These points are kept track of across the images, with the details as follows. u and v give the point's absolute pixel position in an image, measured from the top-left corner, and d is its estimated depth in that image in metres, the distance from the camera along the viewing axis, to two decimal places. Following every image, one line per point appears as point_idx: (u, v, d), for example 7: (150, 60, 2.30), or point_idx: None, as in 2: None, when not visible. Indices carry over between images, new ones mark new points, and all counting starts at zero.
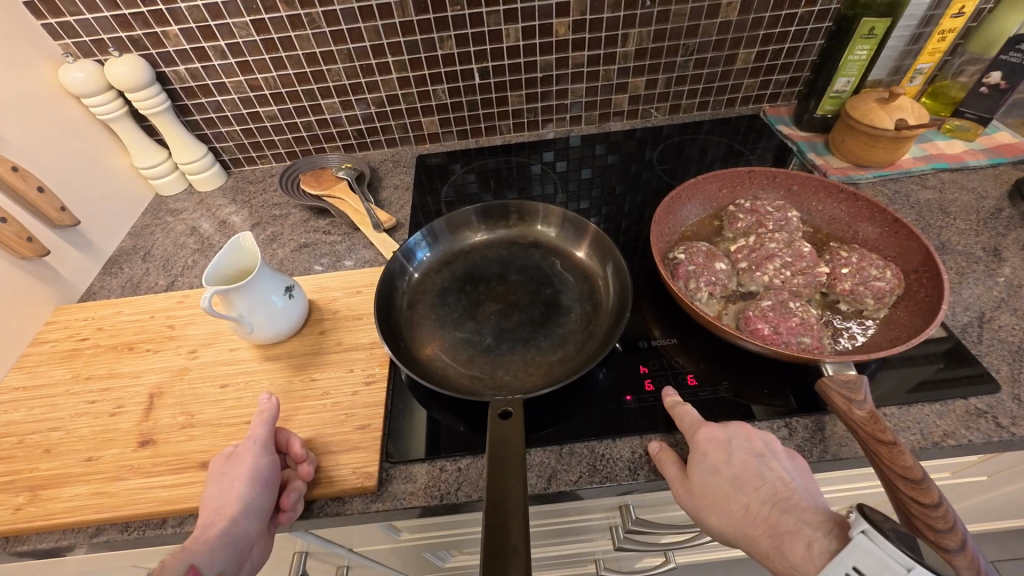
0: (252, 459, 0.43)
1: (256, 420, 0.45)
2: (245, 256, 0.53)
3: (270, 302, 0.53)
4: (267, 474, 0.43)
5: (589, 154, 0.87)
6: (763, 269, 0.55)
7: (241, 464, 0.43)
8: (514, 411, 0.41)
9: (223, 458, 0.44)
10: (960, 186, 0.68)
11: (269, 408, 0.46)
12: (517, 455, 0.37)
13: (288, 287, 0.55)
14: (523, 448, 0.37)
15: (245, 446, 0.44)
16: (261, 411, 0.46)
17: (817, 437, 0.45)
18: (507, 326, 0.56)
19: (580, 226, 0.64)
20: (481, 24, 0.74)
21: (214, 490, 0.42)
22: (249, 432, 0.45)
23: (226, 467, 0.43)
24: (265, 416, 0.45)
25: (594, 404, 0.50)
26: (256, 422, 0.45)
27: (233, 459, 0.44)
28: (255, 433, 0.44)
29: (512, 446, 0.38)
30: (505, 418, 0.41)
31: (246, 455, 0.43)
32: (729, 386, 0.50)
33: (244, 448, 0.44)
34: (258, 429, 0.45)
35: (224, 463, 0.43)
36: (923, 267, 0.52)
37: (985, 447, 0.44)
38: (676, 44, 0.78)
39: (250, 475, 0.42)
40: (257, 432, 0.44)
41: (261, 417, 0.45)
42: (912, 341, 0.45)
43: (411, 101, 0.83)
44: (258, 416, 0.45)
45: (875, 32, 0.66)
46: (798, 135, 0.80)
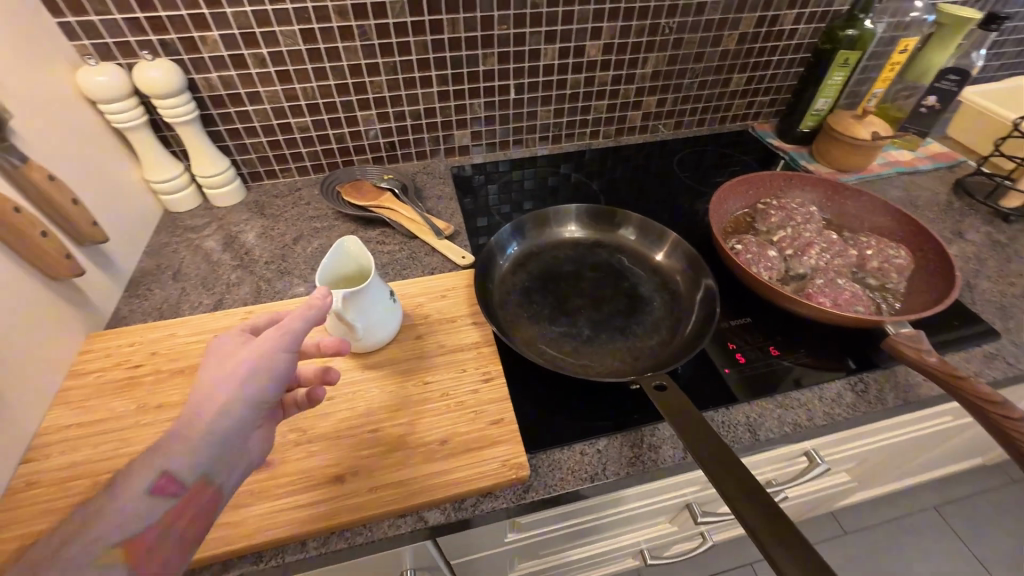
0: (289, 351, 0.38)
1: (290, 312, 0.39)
2: (352, 263, 0.52)
3: (380, 306, 0.52)
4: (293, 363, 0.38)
5: (607, 166, 0.94)
6: (808, 254, 0.64)
7: (273, 353, 0.37)
8: (669, 384, 0.45)
9: (283, 339, 0.38)
10: (918, 185, 0.84)
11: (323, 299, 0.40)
12: (696, 420, 0.42)
13: (391, 292, 0.54)
14: (697, 413, 0.42)
15: (283, 338, 0.38)
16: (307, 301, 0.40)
17: (887, 387, 0.54)
18: (600, 318, 0.60)
19: (640, 224, 0.69)
20: (523, 44, 0.78)
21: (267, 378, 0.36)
22: (283, 321, 0.38)
23: (270, 355, 0.37)
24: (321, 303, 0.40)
25: (700, 379, 0.54)
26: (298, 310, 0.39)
27: (257, 348, 0.37)
28: (296, 327, 0.38)
29: (688, 413, 0.42)
30: (662, 391, 0.45)
31: (278, 348, 0.37)
32: (805, 353, 0.57)
33: (276, 338, 0.37)
34: (298, 323, 0.38)
35: (270, 346, 0.37)
36: (928, 246, 0.64)
37: (1003, 382, 0.56)
38: (686, 67, 0.88)
39: (244, 364, 0.36)
40: (298, 326, 0.38)
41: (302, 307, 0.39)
42: (946, 302, 0.55)
43: (447, 114, 0.84)
44: (302, 305, 0.39)
45: (848, 62, 0.81)
46: (785, 147, 0.94)
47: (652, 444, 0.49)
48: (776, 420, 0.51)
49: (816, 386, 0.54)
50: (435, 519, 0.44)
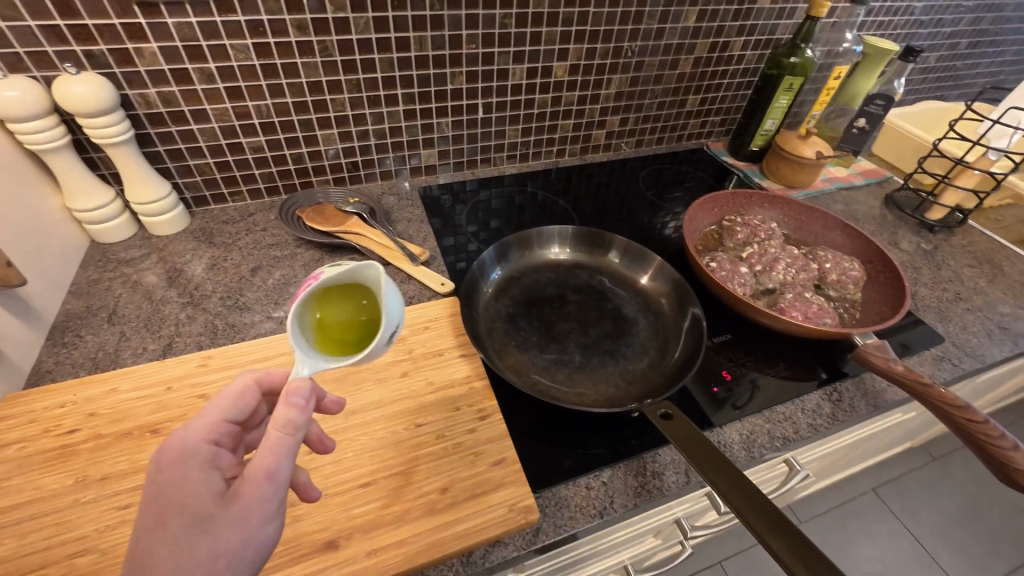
0: (280, 493, 0.32)
1: (260, 454, 0.32)
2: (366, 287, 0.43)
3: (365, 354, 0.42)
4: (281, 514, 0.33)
5: (577, 184, 0.95)
6: (775, 269, 0.68)
7: (264, 507, 0.32)
8: (673, 411, 0.45)
9: (269, 491, 0.32)
10: (856, 199, 0.92)
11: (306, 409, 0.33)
12: (705, 447, 0.41)
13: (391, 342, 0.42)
14: (706, 438, 0.42)
15: (270, 491, 0.32)
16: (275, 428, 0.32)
17: (860, 394, 0.57)
18: (589, 342, 0.59)
19: (616, 244, 0.70)
20: (492, 63, 0.77)
21: (268, 529, 0.32)
22: (261, 469, 0.32)
23: (259, 512, 0.32)
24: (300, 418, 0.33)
25: (692, 399, 0.55)
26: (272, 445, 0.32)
27: (238, 509, 0.31)
28: (277, 472, 0.32)
29: (696, 438, 0.42)
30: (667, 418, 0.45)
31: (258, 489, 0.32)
32: (783, 366, 0.60)
33: (258, 493, 0.32)
34: (279, 468, 0.32)
35: (255, 505, 0.31)
36: (877, 258, 0.69)
37: (951, 382, 0.61)
38: (646, 89, 0.91)
39: (231, 532, 0.31)
40: (281, 469, 0.32)
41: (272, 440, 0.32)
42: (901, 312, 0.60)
43: (413, 134, 0.81)
44: (275, 441, 0.32)
45: (792, 86, 0.87)
46: (739, 164, 0.99)
47: (655, 471, 0.48)
48: (767, 436, 0.52)
49: (797, 398, 0.56)
50: None
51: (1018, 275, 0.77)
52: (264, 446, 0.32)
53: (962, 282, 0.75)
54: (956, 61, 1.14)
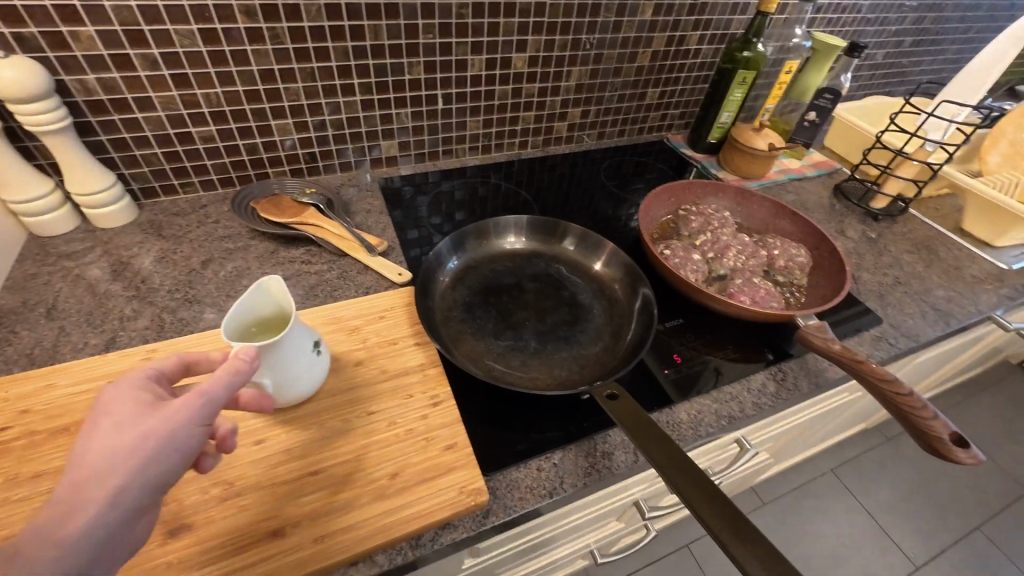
0: (202, 422, 0.32)
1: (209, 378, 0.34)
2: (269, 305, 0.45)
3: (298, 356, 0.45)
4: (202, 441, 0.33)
5: (541, 175, 0.96)
6: (726, 256, 0.70)
7: (181, 426, 0.31)
8: (620, 392, 0.46)
9: (203, 411, 0.33)
10: (806, 190, 0.95)
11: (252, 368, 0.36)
12: (644, 422, 0.42)
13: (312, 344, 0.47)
14: (648, 417, 0.43)
15: (196, 414, 0.32)
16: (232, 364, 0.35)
17: (802, 373, 0.60)
18: (544, 329, 0.60)
19: (570, 232, 0.71)
20: (450, 53, 0.77)
21: (181, 448, 0.32)
22: (198, 388, 0.33)
23: (176, 429, 0.31)
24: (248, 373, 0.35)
25: (643, 382, 0.56)
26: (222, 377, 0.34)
27: (169, 414, 0.31)
28: (218, 398, 0.33)
29: (639, 416, 0.43)
30: (613, 399, 0.45)
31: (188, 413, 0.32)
32: (732, 348, 0.62)
33: (182, 411, 0.32)
34: (220, 395, 0.33)
35: (183, 417, 0.32)
36: (822, 245, 0.72)
37: (887, 360, 0.65)
38: (605, 82, 0.92)
39: (149, 433, 0.30)
40: (216, 395, 0.33)
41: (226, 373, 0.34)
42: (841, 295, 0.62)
43: (372, 124, 0.80)
44: (225, 370, 0.34)
45: (746, 79, 0.90)
46: (698, 156, 1.02)
47: (605, 451, 0.50)
48: (713, 415, 0.54)
49: (744, 379, 0.58)
50: (390, 561, 0.41)
51: (952, 260, 0.82)
52: (219, 374, 0.34)
53: (901, 268, 0.79)
54: (901, 58, 1.19)
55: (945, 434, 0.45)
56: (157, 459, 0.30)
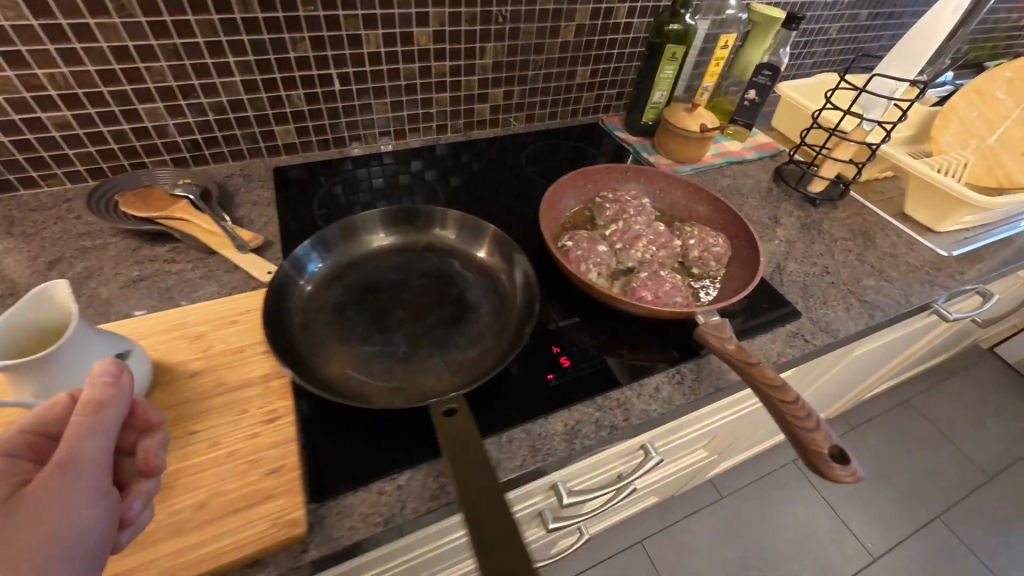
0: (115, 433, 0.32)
1: (71, 435, 0.30)
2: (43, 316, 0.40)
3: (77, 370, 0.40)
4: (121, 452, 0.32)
5: (462, 162, 0.89)
6: (635, 247, 0.64)
7: (98, 444, 0.31)
8: (460, 407, 0.41)
9: (89, 472, 0.30)
10: (745, 173, 0.89)
11: (120, 386, 0.33)
12: (473, 446, 0.38)
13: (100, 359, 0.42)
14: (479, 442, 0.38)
15: (103, 432, 0.31)
16: (86, 407, 0.31)
17: (702, 376, 0.55)
18: (420, 331, 0.55)
19: (464, 224, 0.65)
20: (339, 28, 0.69)
21: (90, 522, 0.29)
22: (93, 407, 0.31)
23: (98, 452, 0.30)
24: (120, 394, 0.33)
25: (521, 389, 0.51)
26: (87, 420, 0.31)
27: (40, 497, 0.28)
28: (95, 450, 0.30)
29: (467, 441, 0.38)
30: (450, 416, 0.40)
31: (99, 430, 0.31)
32: (629, 349, 0.57)
33: (94, 431, 0.31)
34: (98, 446, 0.31)
35: (75, 489, 0.29)
36: (741, 233, 0.67)
37: (801, 358, 0.60)
38: (527, 59, 0.85)
39: (57, 497, 0.28)
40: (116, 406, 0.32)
41: (90, 416, 0.31)
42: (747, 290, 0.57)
43: (259, 108, 0.73)
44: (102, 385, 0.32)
45: (676, 56, 0.83)
46: (631, 139, 0.95)
47: None
48: (593, 425, 0.49)
49: (636, 383, 0.53)
50: None
51: (888, 248, 0.76)
52: (79, 424, 0.31)
53: (832, 257, 0.73)
54: (858, 32, 1.12)
55: (823, 448, 0.41)
56: (64, 550, 0.28)
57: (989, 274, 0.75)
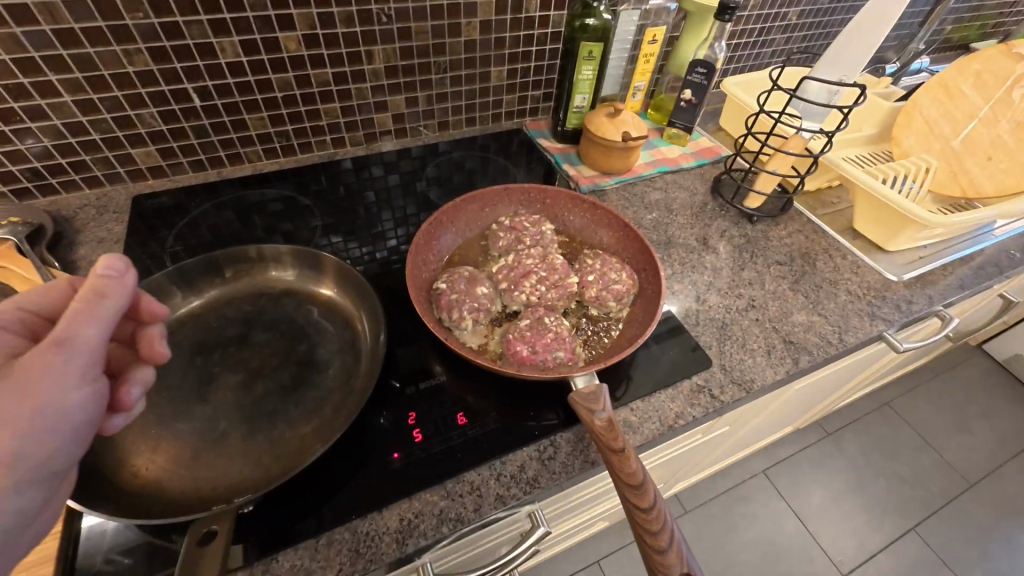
0: (82, 372, 0.31)
1: (66, 318, 0.31)
2: None
3: None
4: (100, 383, 0.33)
5: (363, 178, 0.80)
6: (520, 287, 0.56)
7: (63, 381, 0.31)
8: (220, 528, 0.37)
9: (81, 357, 0.31)
10: (678, 185, 0.80)
11: (126, 283, 0.33)
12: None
13: None
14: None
15: (73, 357, 0.31)
16: (87, 293, 0.32)
17: (578, 448, 0.47)
18: (248, 400, 0.47)
19: (324, 264, 0.58)
20: (182, 36, 0.60)
21: (77, 402, 0.31)
22: (57, 337, 0.31)
23: (61, 387, 0.31)
24: (123, 289, 0.33)
25: (354, 474, 0.43)
26: (88, 306, 0.31)
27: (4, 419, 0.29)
28: (93, 336, 0.32)
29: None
30: (208, 541, 0.36)
31: (69, 362, 0.31)
32: (498, 415, 0.48)
33: (61, 364, 0.31)
34: (61, 384, 0.31)
35: (66, 369, 0.31)
36: (648, 266, 0.59)
37: (705, 418, 0.52)
38: (427, 62, 0.75)
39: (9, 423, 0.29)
40: (93, 337, 0.32)
41: (89, 303, 0.32)
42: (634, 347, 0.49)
43: (105, 130, 0.64)
44: (81, 304, 0.31)
45: (593, 54, 0.74)
46: (555, 147, 0.86)
47: None
48: (433, 519, 0.42)
49: (497, 461, 0.45)
50: None
51: (828, 272, 0.67)
52: (42, 358, 0.30)
53: (761, 286, 0.65)
54: (823, 18, 0.99)
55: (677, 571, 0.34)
56: (48, 425, 0.30)
57: (942, 301, 0.66)
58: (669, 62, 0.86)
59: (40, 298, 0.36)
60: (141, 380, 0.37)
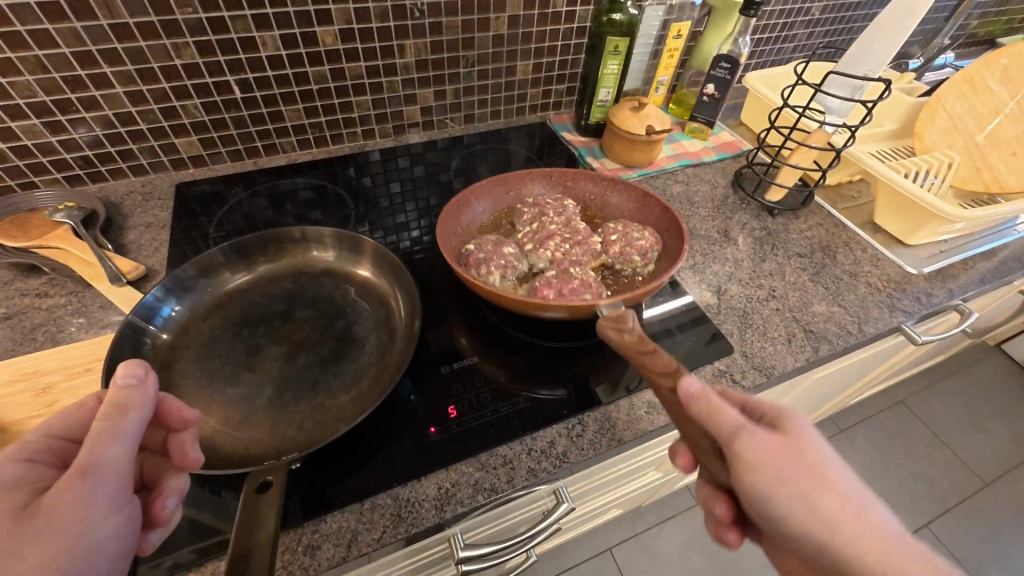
0: (112, 498, 0.31)
1: (90, 442, 0.31)
2: None
3: None
4: (129, 508, 0.32)
5: (391, 168, 0.83)
6: (546, 246, 0.59)
7: (94, 510, 0.30)
8: (274, 480, 0.38)
9: (108, 480, 0.31)
10: (699, 178, 0.81)
11: (146, 389, 0.33)
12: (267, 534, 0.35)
13: None
14: (272, 529, 0.35)
15: (103, 481, 0.31)
16: (110, 409, 0.32)
17: (605, 427, 0.49)
18: (292, 372, 0.50)
19: (361, 246, 0.60)
20: (226, 31, 0.63)
21: (109, 530, 0.31)
22: (84, 465, 0.30)
23: (93, 518, 0.30)
24: (144, 398, 0.33)
25: (394, 446, 0.46)
26: (111, 422, 0.32)
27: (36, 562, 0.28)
28: (117, 455, 0.31)
29: (261, 527, 0.35)
30: (263, 490, 0.38)
31: (100, 490, 0.31)
32: (528, 395, 0.51)
33: (91, 494, 0.30)
34: (94, 515, 0.30)
35: (94, 497, 0.30)
36: (670, 225, 0.61)
37: None
38: (456, 56, 0.77)
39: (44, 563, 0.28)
40: (117, 456, 0.31)
41: (112, 419, 0.32)
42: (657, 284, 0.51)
43: (152, 120, 0.67)
44: (102, 424, 0.31)
45: (619, 49, 0.75)
46: (579, 140, 0.88)
47: (309, 545, 0.40)
48: (470, 489, 0.44)
49: (528, 437, 0.48)
50: None
51: (848, 265, 0.69)
52: (70, 490, 0.30)
53: (782, 277, 0.66)
54: (849, 12, 0.99)
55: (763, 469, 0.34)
56: (82, 562, 0.29)
57: (962, 295, 0.67)
58: (693, 57, 0.87)
59: (68, 421, 0.33)
60: (171, 490, 0.36)
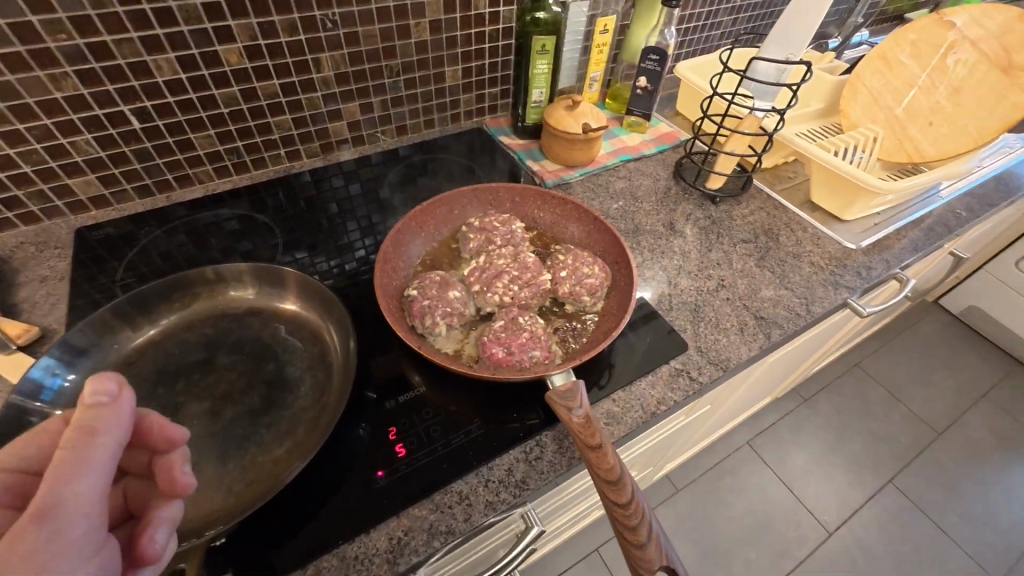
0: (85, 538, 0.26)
1: (53, 475, 0.26)
2: None
3: None
4: (107, 547, 0.28)
5: (322, 189, 0.78)
6: (493, 289, 0.55)
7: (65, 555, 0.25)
8: (188, 566, 0.35)
9: (80, 517, 0.26)
10: (641, 172, 0.80)
11: (119, 406, 0.29)
12: None
13: None
14: None
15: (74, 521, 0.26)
16: (73, 436, 0.27)
17: (563, 447, 0.47)
18: (217, 429, 0.45)
19: (283, 280, 0.56)
20: (111, 56, 0.56)
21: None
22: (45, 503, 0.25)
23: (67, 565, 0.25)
24: (117, 417, 0.28)
25: (337, 498, 0.42)
26: (79, 450, 0.27)
27: None
28: (91, 488, 0.27)
29: None
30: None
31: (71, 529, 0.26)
32: (481, 422, 0.48)
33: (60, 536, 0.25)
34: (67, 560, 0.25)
35: (64, 540, 0.26)
36: (620, 260, 0.58)
37: (686, 401, 0.52)
38: (378, 66, 0.73)
39: None
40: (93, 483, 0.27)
41: (80, 446, 0.27)
42: (605, 344, 0.48)
43: (37, 161, 0.60)
44: (64, 454, 0.26)
45: (546, 48, 0.74)
46: (517, 143, 0.85)
47: None
48: (424, 534, 0.41)
49: (483, 467, 0.45)
50: None
51: (791, 246, 0.69)
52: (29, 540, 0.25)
53: (729, 265, 0.66)
54: None
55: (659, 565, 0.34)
56: None
57: (898, 264, 0.69)
58: (626, 47, 0.86)
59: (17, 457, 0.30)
60: (161, 524, 0.32)
